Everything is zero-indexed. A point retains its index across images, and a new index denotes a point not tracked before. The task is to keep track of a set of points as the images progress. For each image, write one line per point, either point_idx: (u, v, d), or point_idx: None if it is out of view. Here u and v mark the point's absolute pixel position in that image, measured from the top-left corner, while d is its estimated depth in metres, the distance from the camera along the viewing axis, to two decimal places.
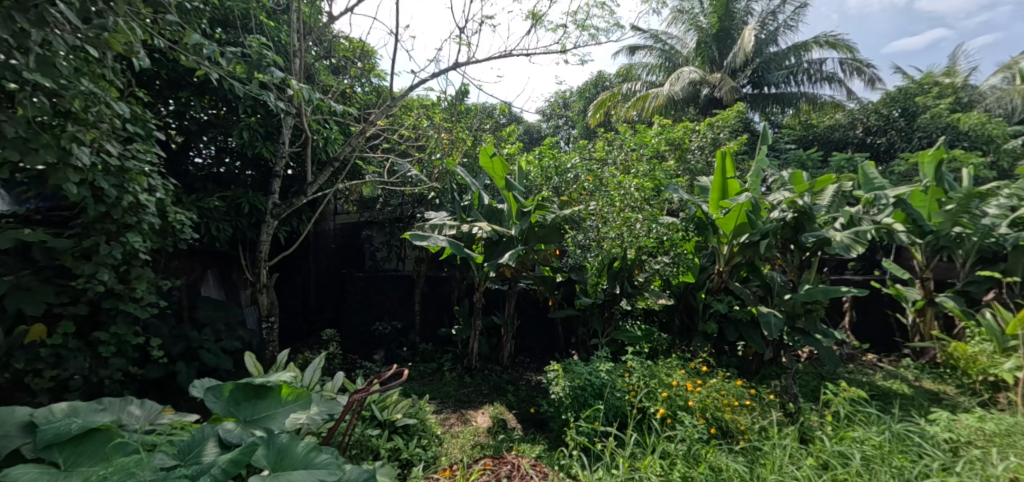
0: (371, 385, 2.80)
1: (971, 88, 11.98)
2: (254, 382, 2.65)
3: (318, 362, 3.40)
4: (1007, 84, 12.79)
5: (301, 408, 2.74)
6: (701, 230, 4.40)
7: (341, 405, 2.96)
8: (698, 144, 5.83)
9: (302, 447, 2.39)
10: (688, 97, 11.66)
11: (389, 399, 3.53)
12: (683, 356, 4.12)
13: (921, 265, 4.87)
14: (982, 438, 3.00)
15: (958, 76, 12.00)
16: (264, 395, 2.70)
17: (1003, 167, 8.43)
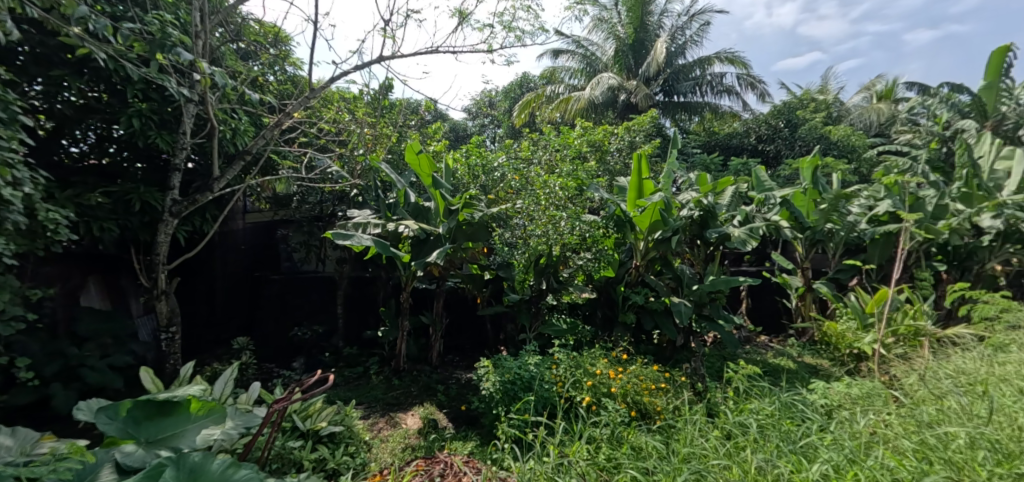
0: (293, 393, 2.60)
1: (838, 106, 14.03)
2: (157, 398, 2.40)
3: (231, 373, 3.11)
4: (866, 103, 15.14)
5: (214, 422, 2.49)
6: (620, 227, 4.69)
7: (260, 417, 2.69)
8: (618, 146, 6.21)
9: (218, 464, 2.19)
10: (607, 101, 12.35)
11: (312, 408, 3.33)
12: (606, 346, 4.38)
13: (802, 256, 5.60)
14: (850, 401, 3.55)
15: (828, 94, 13.95)
16: (169, 411, 2.43)
17: (863, 174, 10.01)
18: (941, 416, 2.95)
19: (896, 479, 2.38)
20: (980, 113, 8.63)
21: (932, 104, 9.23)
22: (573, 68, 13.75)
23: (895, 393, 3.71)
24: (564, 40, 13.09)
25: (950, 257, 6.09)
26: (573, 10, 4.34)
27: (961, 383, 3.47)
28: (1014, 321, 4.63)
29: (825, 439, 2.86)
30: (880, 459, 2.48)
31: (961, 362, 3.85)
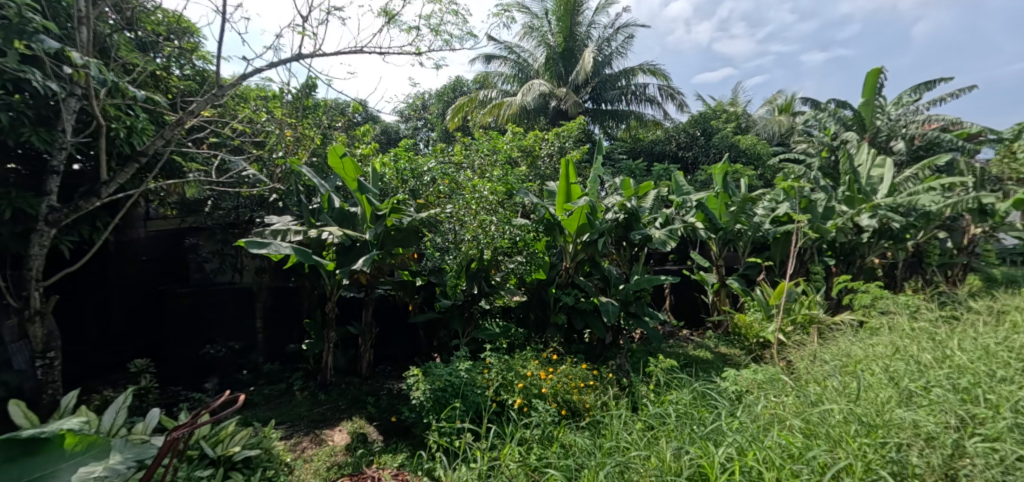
0: (197, 418, 2.12)
1: (746, 117, 15.28)
2: (17, 435, 1.89)
3: (123, 400, 2.70)
4: (770, 115, 16.61)
5: (96, 458, 2.01)
6: (549, 230, 4.75)
7: (157, 449, 2.27)
8: (547, 151, 6.36)
9: None
10: (539, 107, 12.67)
11: (222, 432, 3.03)
12: (537, 348, 4.43)
13: (716, 255, 6.03)
14: (757, 386, 3.84)
15: (737, 106, 15.15)
16: (34, 452, 1.93)
17: (768, 179, 10.98)
18: (825, 394, 3.26)
19: (786, 455, 2.60)
20: (860, 126, 9.75)
21: (823, 117, 10.30)
22: (505, 73, 14.03)
23: (790, 376, 4.07)
24: (496, 45, 13.30)
25: (838, 252, 6.80)
26: (501, 17, 4.37)
27: (842, 364, 3.85)
28: (889, 308, 5.23)
29: (732, 422, 3.06)
30: (774, 439, 2.70)
31: (846, 345, 4.30)
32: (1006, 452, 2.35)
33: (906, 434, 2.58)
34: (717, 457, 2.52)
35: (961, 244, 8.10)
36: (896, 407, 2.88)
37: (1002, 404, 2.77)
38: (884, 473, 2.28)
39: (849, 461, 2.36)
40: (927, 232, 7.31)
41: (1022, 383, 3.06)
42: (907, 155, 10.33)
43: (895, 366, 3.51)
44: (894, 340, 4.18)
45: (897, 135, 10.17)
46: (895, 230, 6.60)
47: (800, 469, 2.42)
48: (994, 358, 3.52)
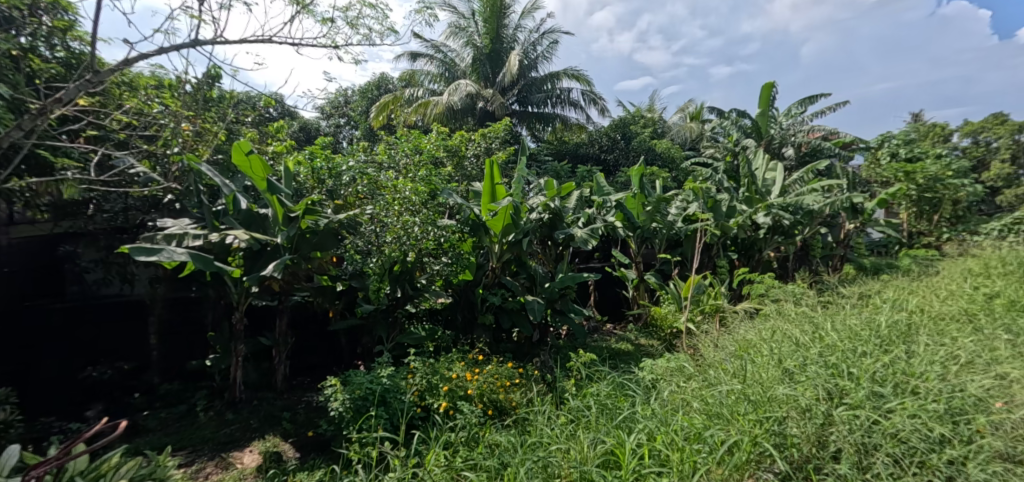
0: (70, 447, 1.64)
1: (662, 123, 16.23)
2: None
3: None
4: (683, 122, 17.77)
5: None
6: (474, 231, 4.74)
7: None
8: (474, 152, 6.34)
9: None
10: (466, 108, 12.65)
11: (107, 464, 2.45)
12: (464, 349, 4.41)
13: (634, 252, 6.34)
14: (670, 373, 4.07)
15: (653, 112, 16.05)
16: None
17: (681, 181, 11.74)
18: (722, 375, 3.55)
19: (688, 436, 2.84)
20: (757, 134, 10.70)
21: (728, 125, 11.20)
22: (432, 72, 13.89)
23: (697, 362, 4.38)
24: (422, 44, 13.11)
25: (739, 248, 7.40)
26: (423, 14, 4.33)
27: (738, 349, 4.21)
28: (781, 297, 5.79)
29: (643, 410, 3.23)
30: (678, 422, 2.92)
31: (746, 332, 4.69)
32: (863, 417, 2.68)
33: (784, 408, 2.88)
34: (629, 443, 2.70)
35: (839, 238, 9.16)
36: (776, 384, 3.19)
37: (861, 376, 3.16)
38: (767, 445, 2.59)
39: (738, 437, 2.65)
40: (812, 228, 8.18)
41: (877, 356, 3.52)
42: (795, 160, 11.53)
43: (786, 348, 3.88)
44: (782, 325, 4.63)
45: (789, 142, 11.28)
46: (786, 226, 7.32)
47: (699, 447, 2.68)
48: (859, 336, 4.00)
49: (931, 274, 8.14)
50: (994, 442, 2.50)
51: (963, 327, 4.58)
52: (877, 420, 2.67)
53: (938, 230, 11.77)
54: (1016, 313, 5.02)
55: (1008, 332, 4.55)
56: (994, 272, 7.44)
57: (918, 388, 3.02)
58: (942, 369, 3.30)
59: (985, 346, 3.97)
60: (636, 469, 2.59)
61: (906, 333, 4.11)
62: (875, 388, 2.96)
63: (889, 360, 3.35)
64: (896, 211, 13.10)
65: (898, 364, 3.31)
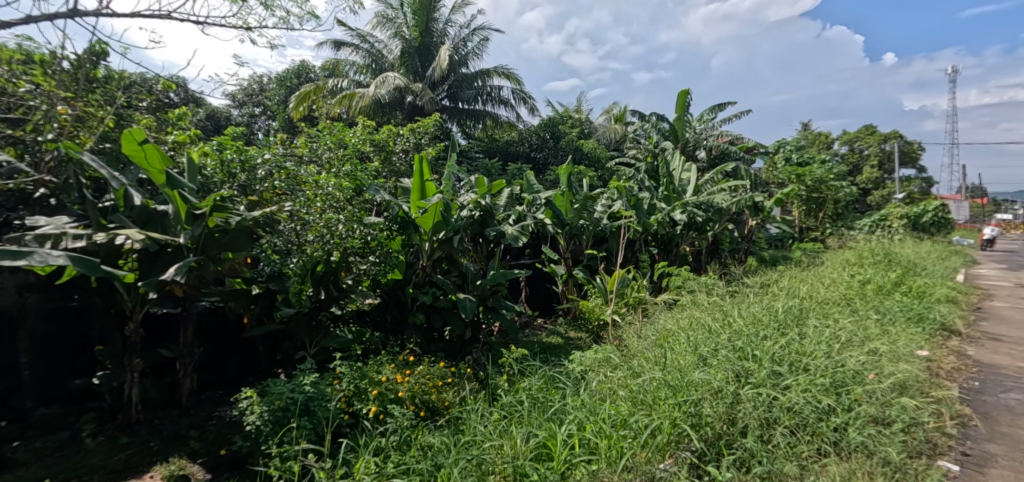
0: None
1: (588, 123, 16.75)
2: None
3: None
4: (607, 123, 18.47)
5: None
6: (403, 228, 4.57)
7: None
8: (402, 147, 6.13)
9: None
10: (394, 101, 12.29)
11: None
12: (394, 351, 4.23)
13: (563, 248, 6.45)
14: (597, 363, 4.17)
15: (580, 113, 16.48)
16: None
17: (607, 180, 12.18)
18: (645, 364, 3.64)
19: (615, 423, 2.88)
20: (674, 137, 11.36)
21: (648, 128, 11.78)
22: (357, 63, 13.38)
23: (623, 352, 4.52)
24: (346, 32, 12.54)
25: (659, 243, 7.79)
26: None
27: (660, 337, 4.39)
28: (696, 287, 6.18)
29: (574, 400, 3.23)
30: (606, 410, 2.95)
31: (666, 321, 4.94)
32: (765, 394, 2.98)
33: (701, 390, 3.02)
34: (560, 434, 2.70)
35: (743, 234, 9.96)
36: (693, 369, 3.34)
37: (764, 358, 3.43)
38: (685, 425, 2.71)
39: (660, 420, 2.75)
40: (722, 225, 8.82)
41: (776, 338, 3.85)
42: (706, 163, 12.36)
43: (700, 334, 4.09)
44: (697, 314, 4.92)
45: (702, 146, 12.06)
46: (699, 222, 7.83)
47: (626, 433, 2.74)
48: (760, 320, 4.34)
49: (817, 265, 9.11)
50: (868, 409, 2.97)
51: (844, 310, 5.16)
52: (776, 396, 2.99)
53: (822, 226, 13.30)
54: (881, 299, 5.80)
55: (877, 313, 5.20)
56: (867, 262, 8.46)
57: (808, 365, 3.42)
58: (827, 347, 3.73)
59: (860, 325, 4.50)
60: (568, 459, 2.60)
61: (799, 316, 4.52)
62: (775, 367, 3.30)
63: (784, 340, 3.72)
64: (790, 210, 14.52)
65: (792, 344, 3.71)
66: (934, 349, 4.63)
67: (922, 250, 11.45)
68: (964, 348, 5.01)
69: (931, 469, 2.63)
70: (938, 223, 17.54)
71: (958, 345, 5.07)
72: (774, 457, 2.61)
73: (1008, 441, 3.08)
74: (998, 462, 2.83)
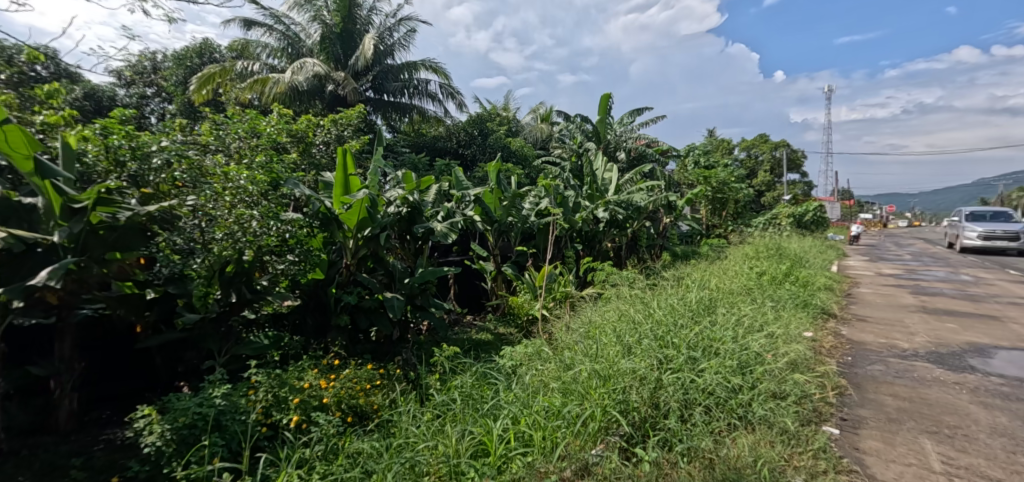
0: None
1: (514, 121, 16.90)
2: None
3: None
4: (533, 122, 18.76)
5: None
6: (325, 225, 4.28)
7: None
8: (322, 139, 5.76)
9: None
10: (313, 90, 11.69)
11: None
12: (316, 356, 3.95)
13: (492, 245, 6.42)
14: (527, 357, 4.17)
15: (508, 111, 16.53)
16: None
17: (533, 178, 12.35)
18: (576, 356, 3.64)
19: (547, 414, 2.85)
20: (596, 137, 11.75)
21: (572, 129, 12.09)
22: (270, 46, 12.61)
23: (552, 346, 4.54)
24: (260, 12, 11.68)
25: (584, 239, 8.00)
26: None
27: (588, 330, 4.46)
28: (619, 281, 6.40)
29: (507, 395, 3.17)
30: (538, 403, 2.91)
31: (590, 314, 5.07)
32: (682, 378, 3.11)
33: (627, 378, 3.08)
34: (495, 429, 2.62)
35: (658, 231, 10.50)
36: (619, 359, 3.40)
37: (681, 345, 3.59)
38: (614, 411, 2.75)
39: (591, 408, 2.76)
40: (640, 222, 9.26)
41: (691, 326, 4.04)
42: (626, 163, 12.87)
43: (621, 325, 4.20)
44: (619, 306, 5.08)
45: (623, 147, 12.57)
46: (620, 220, 8.14)
47: (558, 424, 2.72)
48: (675, 309, 4.56)
49: (721, 259, 9.84)
50: (768, 386, 3.20)
51: (745, 299, 5.58)
52: (693, 379, 3.13)
53: (725, 223, 14.48)
54: (775, 289, 6.34)
55: (774, 301, 5.71)
56: (763, 254, 9.27)
57: (719, 350, 3.61)
58: (734, 332, 3.97)
59: (760, 312, 4.90)
60: (504, 453, 2.54)
61: (710, 306, 4.80)
62: (690, 352, 3.44)
63: (698, 328, 3.90)
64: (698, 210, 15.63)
65: (704, 331, 3.89)
66: (817, 331, 5.14)
67: (806, 245, 12.80)
68: (839, 329, 5.55)
69: (816, 433, 2.85)
70: (814, 220, 19.95)
71: (835, 326, 5.66)
72: (693, 434, 2.72)
73: (875, 405, 3.34)
74: (869, 423, 3.08)
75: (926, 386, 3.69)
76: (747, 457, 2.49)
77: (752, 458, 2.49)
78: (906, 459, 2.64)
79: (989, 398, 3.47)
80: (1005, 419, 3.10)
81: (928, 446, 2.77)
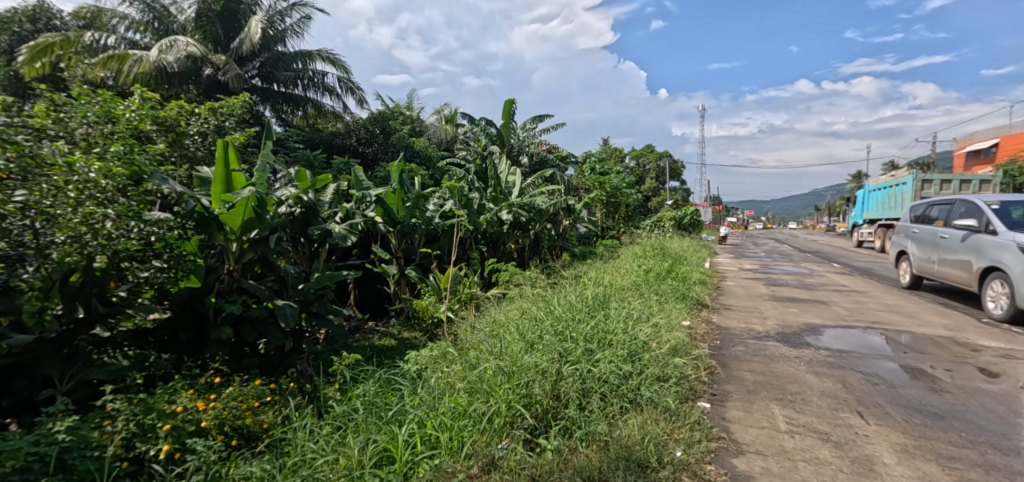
0: None
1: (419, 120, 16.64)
2: None
3: None
4: (437, 123, 18.62)
5: None
6: (202, 227, 3.86)
7: None
8: (198, 130, 5.24)
9: None
10: (184, 72, 10.74)
11: None
12: (191, 375, 3.54)
13: (396, 247, 6.26)
14: (433, 359, 4.12)
15: (411, 111, 16.22)
16: None
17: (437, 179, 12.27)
18: (481, 355, 3.68)
19: (455, 415, 2.83)
20: (500, 140, 11.96)
21: (477, 131, 12.21)
22: (132, 19, 11.44)
23: (456, 347, 4.55)
24: None
25: (488, 240, 8.11)
26: None
27: (492, 329, 4.52)
28: (522, 281, 6.59)
29: (413, 400, 3.10)
30: (445, 404, 2.88)
31: (495, 313, 5.16)
32: (580, 369, 3.29)
33: (530, 373, 3.18)
34: (400, 435, 2.54)
35: (558, 233, 10.95)
36: (523, 355, 3.50)
37: (578, 338, 3.79)
38: (519, 406, 2.82)
39: (497, 405, 2.80)
40: (542, 224, 9.59)
41: (587, 321, 4.28)
42: (529, 167, 13.24)
43: (523, 323, 4.35)
44: (522, 304, 5.24)
45: (525, 151, 12.89)
46: (522, 222, 8.37)
47: (465, 423, 2.71)
48: (574, 305, 4.80)
49: (615, 258, 10.54)
50: (653, 370, 3.47)
51: (634, 294, 6.05)
52: (589, 369, 3.32)
53: (618, 225, 15.52)
54: (660, 285, 6.94)
55: (658, 295, 6.25)
56: (649, 253, 10.07)
57: (612, 340, 3.87)
58: (624, 325, 4.28)
59: (646, 305, 5.34)
60: (410, 459, 2.47)
61: (602, 301, 5.12)
62: (587, 345, 3.65)
63: (593, 322, 4.13)
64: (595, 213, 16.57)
65: (599, 325, 4.14)
66: (693, 320, 5.71)
67: (686, 245, 14.16)
68: (710, 317, 6.22)
69: (693, 409, 3.17)
70: (690, 223, 22.13)
71: (707, 315, 6.33)
72: (590, 420, 2.89)
73: (737, 381, 3.79)
74: (733, 396, 3.49)
75: (775, 362, 4.25)
76: (637, 435, 2.69)
77: (641, 435, 2.69)
78: (761, 423, 3.02)
79: (819, 367, 4.08)
80: (831, 383, 3.68)
81: (776, 411, 3.20)
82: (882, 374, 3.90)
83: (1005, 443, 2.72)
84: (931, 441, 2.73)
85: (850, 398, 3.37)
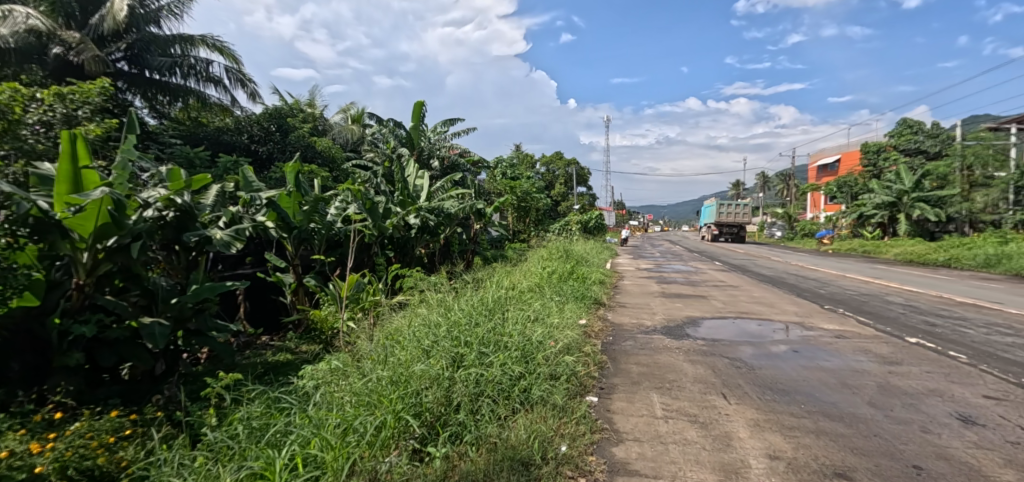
0: None
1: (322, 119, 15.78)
2: None
3: None
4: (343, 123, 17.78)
5: None
6: (41, 233, 3.32)
7: None
8: (35, 119, 4.56)
9: None
10: (25, 51, 9.31)
11: None
12: (23, 411, 3.01)
13: (292, 254, 5.84)
14: (327, 371, 3.89)
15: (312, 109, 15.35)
16: None
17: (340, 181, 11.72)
18: (373, 365, 3.56)
19: (341, 431, 2.67)
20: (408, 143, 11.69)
21: (385, 133, 11.86)
22: None
23: (352, 357, 4.35)
24: None
25: (395, 245, 7.89)
26: None
27: (386, 338, 4.39)
28: (425, 287, 6.49)
29: (296, 420, 2.89)
30: (330, 419, 2.72)
31: (397, 321, 5.02)
32: (473, 373, 3.31)
33: (420, 380, 3.13)
34: (279, 458, 2.34)
35: (470, 237, 10.94)
36: (415, 363, 3.44)
37: (471, 343, 3.80)
38: (408, 416, 2.76)
39: (385, 416, 2.71)
40: (452, 228, 9.53)
41: (485, 324, 4.32)
42: (439, 170, 13.09)
43: (417, 329, 4.29)
44: (423, 311, 5.16)
45: (436, 155, 12.74)
46: (431, 226, 8.24)
47: (353, 438, 2.58)
48: (478, 309, 4.82)
49: (522, 261, 10.78)
50: (544, 369, 3.59)
51: (534, 295, 6.23)
52: (482, 373, 3.34)
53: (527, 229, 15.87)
54: (559, 285, 7.21)
55: (558, 295, 6.50)
56: (554, 255, 10.44)
57: (506, 342, 3.94)
58: (521, 326, 4.38)
59: (545, 305, 5.52)
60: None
61: (503, 304, 5.20)
62: (481, 349, 3.68)
63: (489, 325, 4.18)
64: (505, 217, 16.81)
65: (495, 328, 4.19)
66: (589, 318, 6.01)
67: (589, 248, 14.85)
68: (606, 314, 6.59)
69: (579, 404, 3.32)
70: (595, 226, 23.27)
71: (603, 312, 6.70)
72: (479, 424, 2.93)
73: (624, 373, 4.04)
74: (618, 388, 3.71)
75: (659, 353, 4.59)
76: (523, 434, 2.75)
77: (528, 434, 2.76)
78: (641, 411, 3.24)
79: (694, 356, 4.49)
80: (704, 370, 4.06)
81: (655, 398, 3.46)
82: (744, 359, 4.36)
83: (833, 410, 3.16)
84: (777, 414, 3.10)
85: (717, 382, 3.73)
